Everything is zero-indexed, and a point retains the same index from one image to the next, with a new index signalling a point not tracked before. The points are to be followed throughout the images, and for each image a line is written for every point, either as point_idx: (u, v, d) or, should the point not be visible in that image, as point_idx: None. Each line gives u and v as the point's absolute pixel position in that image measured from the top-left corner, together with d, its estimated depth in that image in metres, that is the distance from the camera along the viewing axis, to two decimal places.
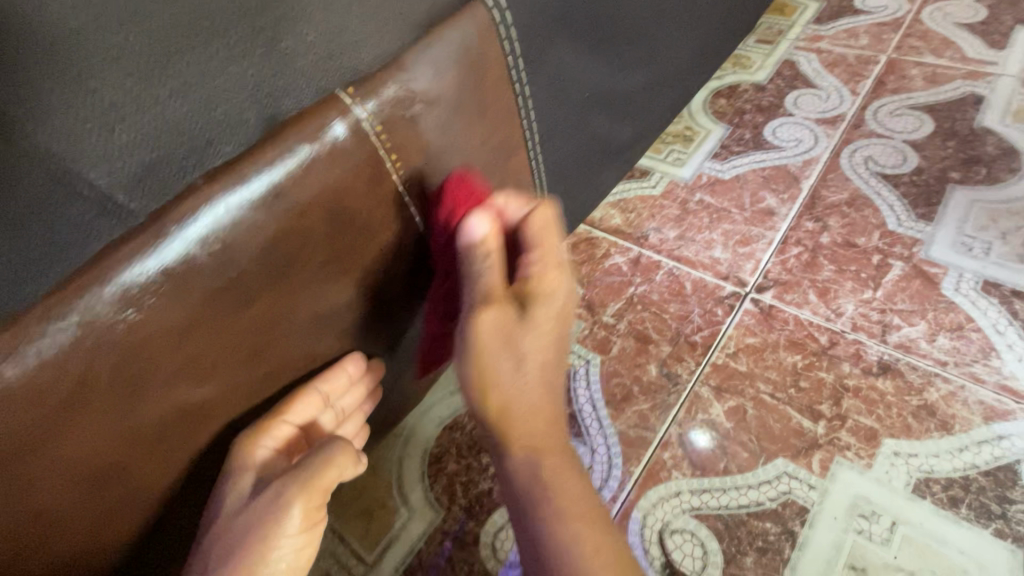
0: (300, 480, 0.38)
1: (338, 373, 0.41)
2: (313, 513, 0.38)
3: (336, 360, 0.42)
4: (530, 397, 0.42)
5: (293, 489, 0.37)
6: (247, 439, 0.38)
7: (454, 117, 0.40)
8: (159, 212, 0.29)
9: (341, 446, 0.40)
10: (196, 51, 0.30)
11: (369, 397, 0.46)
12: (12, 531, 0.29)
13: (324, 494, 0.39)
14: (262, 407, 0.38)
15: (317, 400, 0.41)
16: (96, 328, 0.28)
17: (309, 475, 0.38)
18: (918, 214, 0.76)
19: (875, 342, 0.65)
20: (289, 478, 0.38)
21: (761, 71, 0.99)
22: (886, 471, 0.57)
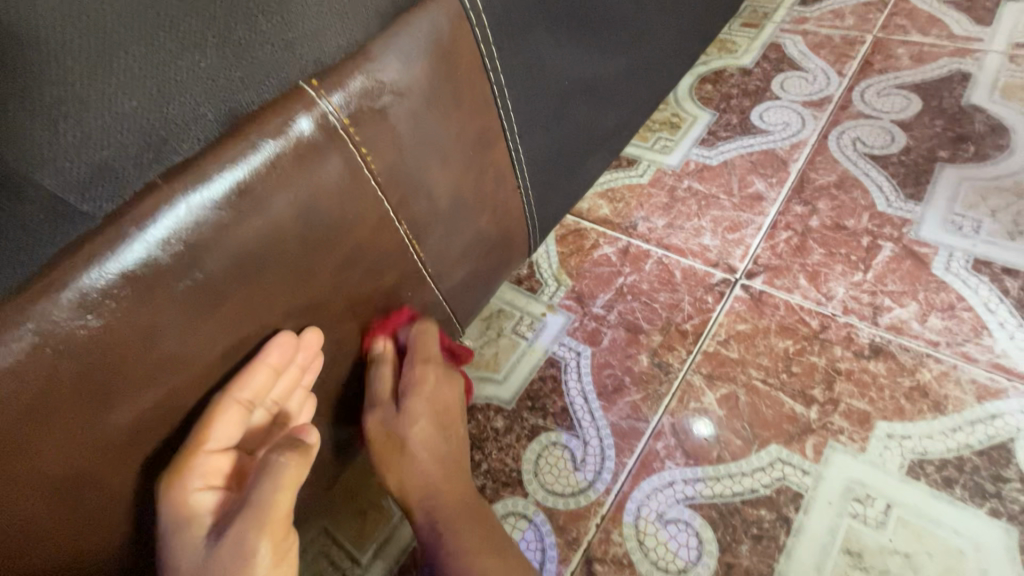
0: (258, 510, 0.36)
1: (260, 372, 0.36)
2: (281, 543, 0.36)
3: (256, 352, 0.36)
4: (438, 456, 0.49)
5: (254, 525, 0.35)
6: (175, 479, 0.34)
7: (426, 108, 0.40)
8: (118, 213, 0.28)
9: (292, 463, 0.37)
10: (141, 43, 0.28)
11: (307, 371, 0.40)
12: None
13: (286, 519, 0.37)
14: (179, 441, 0.34)
15: (239, 410, 0.36)
16: (56, 337, 0.27)
17: (267, 502, 0.36)
18: (907, 194, 0.75)
19: (866, 324, 0.65)
20: (245, 515, 0.35)
21: (747, 55, 0.98)
22: (879, 454, 0.56)
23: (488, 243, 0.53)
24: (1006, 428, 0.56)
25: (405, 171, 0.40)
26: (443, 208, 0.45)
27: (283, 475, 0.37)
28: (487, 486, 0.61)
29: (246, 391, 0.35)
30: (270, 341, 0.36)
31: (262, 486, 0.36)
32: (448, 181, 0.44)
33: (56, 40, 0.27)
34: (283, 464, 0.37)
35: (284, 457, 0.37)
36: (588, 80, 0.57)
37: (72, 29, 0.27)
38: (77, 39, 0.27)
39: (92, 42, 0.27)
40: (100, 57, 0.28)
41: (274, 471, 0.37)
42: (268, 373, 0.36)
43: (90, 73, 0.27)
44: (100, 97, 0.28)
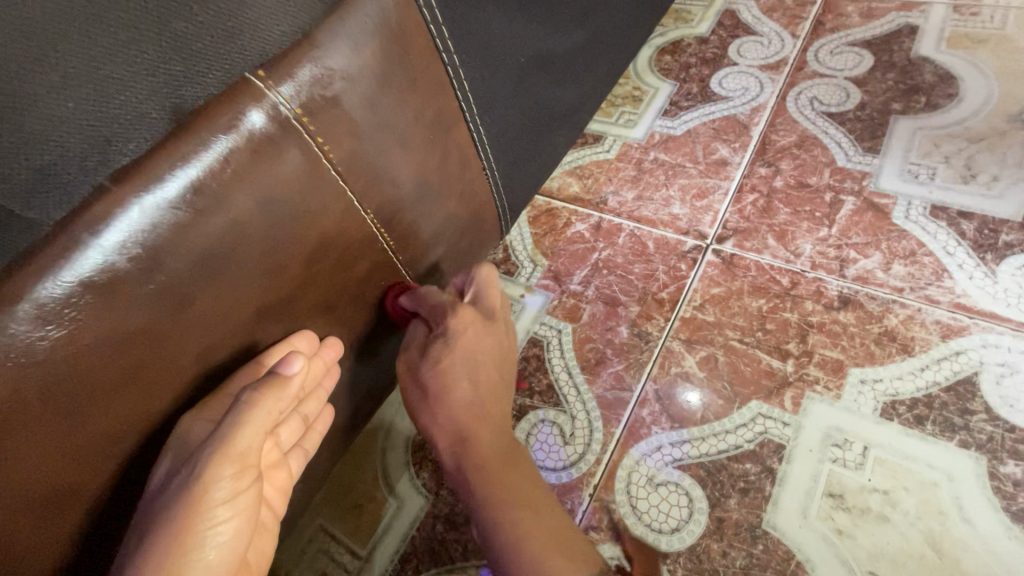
0: (228, 456, 0.34)
1: (286, 349, 0.39)
2: (239, 482, 0.35)
3: (287, 335, 0.39)
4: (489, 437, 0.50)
5: (218, 467, 0.33)
6: (191, 427, 0.34)
7: (380, 93, 0.39)
8: (68, 220, 0.28)
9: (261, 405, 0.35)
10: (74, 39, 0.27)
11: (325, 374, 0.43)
12: None
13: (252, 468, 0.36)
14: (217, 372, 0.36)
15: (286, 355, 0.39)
16: (16, 350, 0.27)
17: (239, 449, 0.34)
18: (865, 148, 0.77)
19: (834, 277, 0.67)
20: (213, 455, 0.33)
21: (702, 23, 0.99)
22: (855, 399, 0.59)
23: (458, 227, 0.53)
24: (970, 362, 0.59)
25: (365, 157, 0.40)
26: (409, 192, 0.45)
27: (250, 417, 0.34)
28: None
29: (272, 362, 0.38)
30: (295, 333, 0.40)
31: (224, 429, 0.33)
32: (411, 166, 0.44)
33: None
34: (267, 409, 0.35)
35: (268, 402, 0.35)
36: (544, 56, 0.56)
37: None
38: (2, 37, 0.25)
39: (17, 38, 0.26)
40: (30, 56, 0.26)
41: (243, 409, 0.34)
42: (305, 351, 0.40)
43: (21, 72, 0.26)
44: (35, 97, 0.27)
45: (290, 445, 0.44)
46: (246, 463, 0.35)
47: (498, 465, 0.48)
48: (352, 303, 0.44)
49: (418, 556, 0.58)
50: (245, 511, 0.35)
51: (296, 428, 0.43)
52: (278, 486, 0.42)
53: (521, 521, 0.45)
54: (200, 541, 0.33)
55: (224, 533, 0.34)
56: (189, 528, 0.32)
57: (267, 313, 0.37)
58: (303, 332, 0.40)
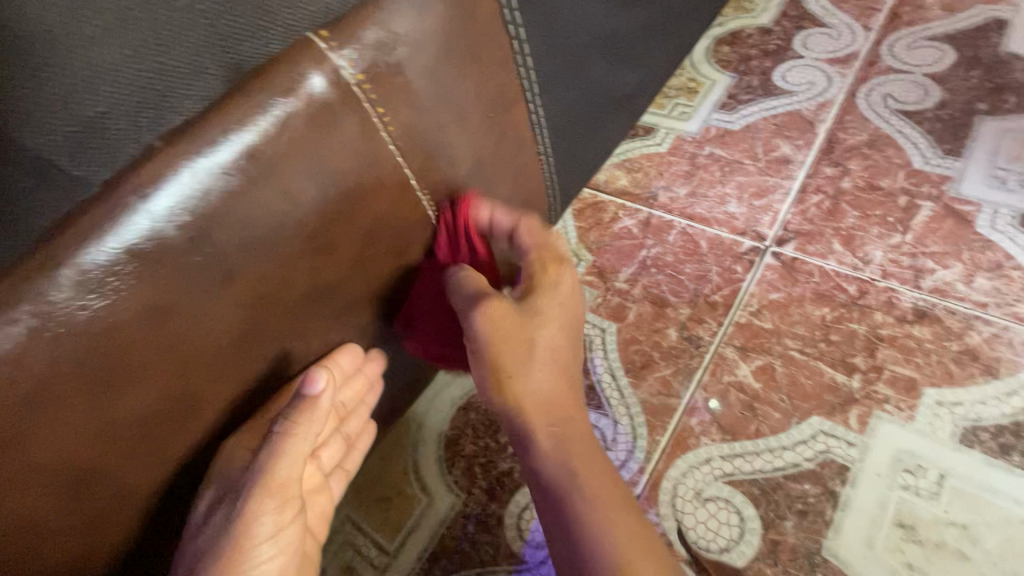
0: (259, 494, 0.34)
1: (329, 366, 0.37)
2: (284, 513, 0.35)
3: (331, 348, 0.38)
4: (535, 388, 0.42)
5: (257, 503, 0.34)
6: (233, 455, 0.34)
7: (443, 63, 0.36)
8: (117, 178, 0.26)
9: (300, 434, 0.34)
10: None
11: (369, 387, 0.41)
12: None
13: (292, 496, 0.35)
14: (263, 357, 0.34)
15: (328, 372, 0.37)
16: (57, 318, 0.25)
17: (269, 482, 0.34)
18: (945, 150, 0.71)
19: (908, 288, 0.61)
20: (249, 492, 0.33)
21: (766, 13, 0.93)
22: (929, 422, 0.54)
23: (510, 214, 0.50)
24: None
25: (424, 134, 0.37)
26: (463, 174, 0.42)
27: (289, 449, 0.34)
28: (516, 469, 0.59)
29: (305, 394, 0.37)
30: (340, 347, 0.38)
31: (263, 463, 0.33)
32: (468, 146, 0.41)
33: None
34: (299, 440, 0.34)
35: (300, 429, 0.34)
36: (608, 37, 0.53)
37: None
38: None
39: None
40: None
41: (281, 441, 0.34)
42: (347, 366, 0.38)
43: (72, 12, 0.24)
44: (87, 42, 0.25)
45: (332, 466, 0.43)
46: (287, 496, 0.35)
47: (549, 414, 0.43)
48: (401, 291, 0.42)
49: (448, 557, 0.56)
50: (289, 544, 0.36)
51: (335, 450, 0.43)
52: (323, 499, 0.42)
53: (605, 512, 0.40)
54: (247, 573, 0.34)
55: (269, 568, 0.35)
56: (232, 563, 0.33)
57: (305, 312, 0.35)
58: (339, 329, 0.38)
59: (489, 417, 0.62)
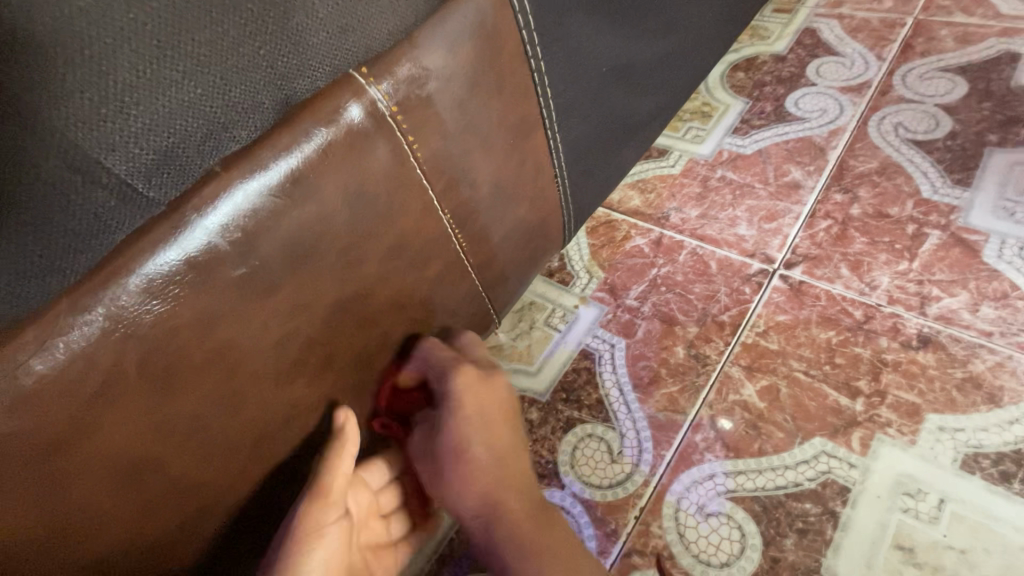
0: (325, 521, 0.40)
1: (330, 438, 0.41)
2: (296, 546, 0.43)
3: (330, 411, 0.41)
4: (494, 475, 0.47)
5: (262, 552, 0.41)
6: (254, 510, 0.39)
7: (469, 95, 0.39)
8: (181, 199, 0.29)
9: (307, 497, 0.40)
10: (207, 28, 0.28)
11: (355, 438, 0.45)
12: (61, 523, 0.30)
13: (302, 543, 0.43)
14: (297, 362, 0.37)
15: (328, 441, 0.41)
16: (124, 320, 0.28)
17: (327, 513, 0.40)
18: (954, 180, 0.72)
19: (914, 314, 0.63)
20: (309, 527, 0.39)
21: (780, 41, 0.96)
22: (931, 447, 0.55)
23: (526, 232, 0.53)
24: None
25: (449, 159, 0.40)
26: (485, 196, 0.45)
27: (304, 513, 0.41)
28: None
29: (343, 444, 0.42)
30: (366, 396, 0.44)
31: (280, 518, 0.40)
32: (490, 170, 0.44)
33: (123, 26, 0.26)
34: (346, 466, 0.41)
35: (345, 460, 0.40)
36: (625, 67, 0.56)
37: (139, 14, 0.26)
38: (144, 23, 0.26)
39: (158, 25, 0.26)
40: (168, 41, 0.27)
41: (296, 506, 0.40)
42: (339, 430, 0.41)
43: (157, 58, 0.27)
44: (167, 82, 0.27)
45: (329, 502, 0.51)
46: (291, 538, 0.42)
47: (533, 532, 0.45)
48: (424, 304, 0.45)
49: None
50: None
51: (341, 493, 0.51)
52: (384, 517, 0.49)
53: None
54: None
55: None
56: None
57: (319, 369, 0.39)
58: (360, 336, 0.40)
59: None
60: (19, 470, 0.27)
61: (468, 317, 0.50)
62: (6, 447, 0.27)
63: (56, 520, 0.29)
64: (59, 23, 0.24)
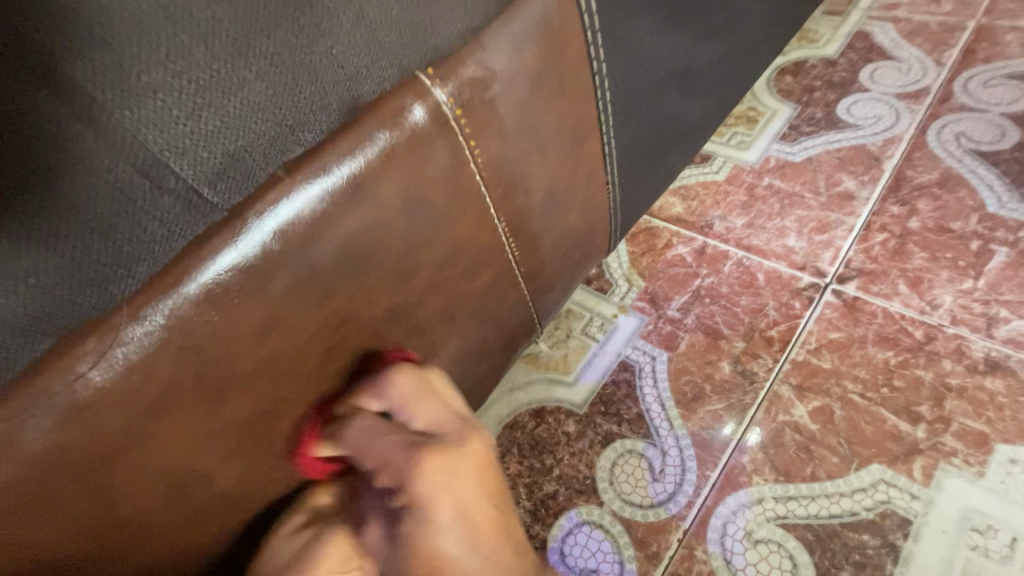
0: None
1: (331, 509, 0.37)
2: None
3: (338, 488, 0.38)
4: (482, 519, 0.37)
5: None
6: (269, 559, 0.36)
7: (531, 98, 0.38)
8: (244, 203, 0.28)
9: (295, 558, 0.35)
10: (282, 28, 0.27)
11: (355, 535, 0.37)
12: (115, 529, 0.29)
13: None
14: (342, 368, 0.36)
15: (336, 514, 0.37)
16: (182, 329, 0.27)
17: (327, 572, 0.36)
18: (1023, 194, 0.68)
19: (979, 337, 0.59)
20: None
21: (831, 44, 0.92)
22: (1001, 480, 0.51)
23: (574, 241, 0.51)
24: None
25: (507, 164, 0.38)
26: (538, 203, 0.43)
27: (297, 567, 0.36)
28: (560, 491, 0.59)
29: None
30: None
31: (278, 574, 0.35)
32: (545, 176, 0.42)
33: (202, 24, 0.25)
34: (365, 528, 0.37)
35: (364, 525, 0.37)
36: (682, 70, 0.53)
37: (219, 13, 0.25)
38: (222, 21, 0.25)
39: (234, 23, 0.25)
40: (243, 40, 0.26)
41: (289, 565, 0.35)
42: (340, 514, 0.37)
43: (231, 56, 0.26)
44: (240, 82, 0.26)
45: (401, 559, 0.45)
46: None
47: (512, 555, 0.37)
48: (474, 315, 0.43)
49: None
50: None
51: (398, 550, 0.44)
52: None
53: None
54: None
55: None
56: None
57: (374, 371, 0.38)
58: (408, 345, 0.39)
59: (536, 437, 0.63)
60: (78, 477, 0.27)
61: (514, 327, 0.49)
62: (67, 457, 0.26)
63: (111, 526, 0.29)
64: (138, 20, 0.23)
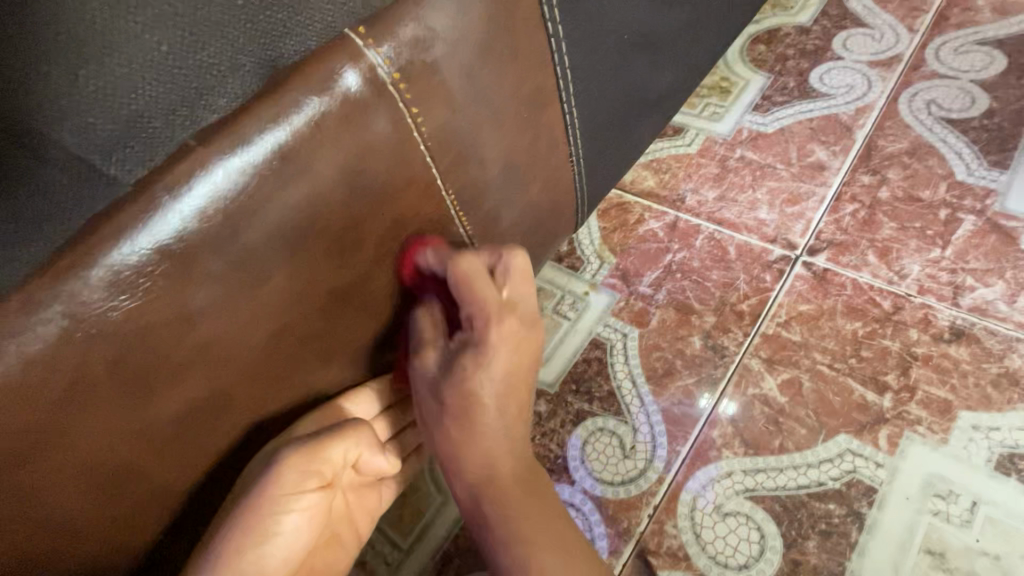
0: (288, 507, 0.35)
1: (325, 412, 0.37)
2: (292, 502, 0.35)
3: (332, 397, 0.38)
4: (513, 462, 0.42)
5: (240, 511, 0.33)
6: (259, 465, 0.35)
7: (480, 62, 0.35)
8: (150, 178, 0.26)
9: (287, 460, 0.34)
10: None
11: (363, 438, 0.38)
12: (35, 528, 0.28)
13: (294, 498, 0.35)
14: (285, 358, 0.34)
15: (330, 410, 0.38)
16: (88, 319, 0.25)
17: (290, 497, 0.35)
18: (991, 162, 0.68)
19: (946, 306, 0.59)
20: (270, 509, 0.34)
21: (804, 12, 0.90)
22: (964, 447, 0.52)
23: (538, 216, 0.49)
24: None
25: (457, 135, 0.36)
26: (495, 176, 0.41)
27: (281, 469, 0.34)
28: None
29: (357, 415, 0.40)
30: (390, 375, 0.42)
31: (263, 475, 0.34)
32: (501, 147, 0.40)
33: None
34: (338, 452, 0.36)
35: (338, 446, 0.36)
36: (646, 35, 0.51)
37: None
38: None
39: None
40: None
41: (274, 465, 0.34)
42: (331, 411, 0.38)
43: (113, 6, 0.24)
44: (126, 37, 0.24)
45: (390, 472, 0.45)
46: (280, 504, 0.34)
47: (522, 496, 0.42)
48: None
49: (462, 556, 0.55)
50: (304, 525, 0.36)
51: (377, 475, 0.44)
52: (365, 508, 0.43)
53: None
54: (276, 533, 0.35)
55: (293, 527, 0.35)
56: (259, 528, 0.34)
57: (325, 355, 0.36)
58: (359, 328, 0.37)
59: None
60: None
61: None
62: None
63: (31, 525, 0.28)
64: None
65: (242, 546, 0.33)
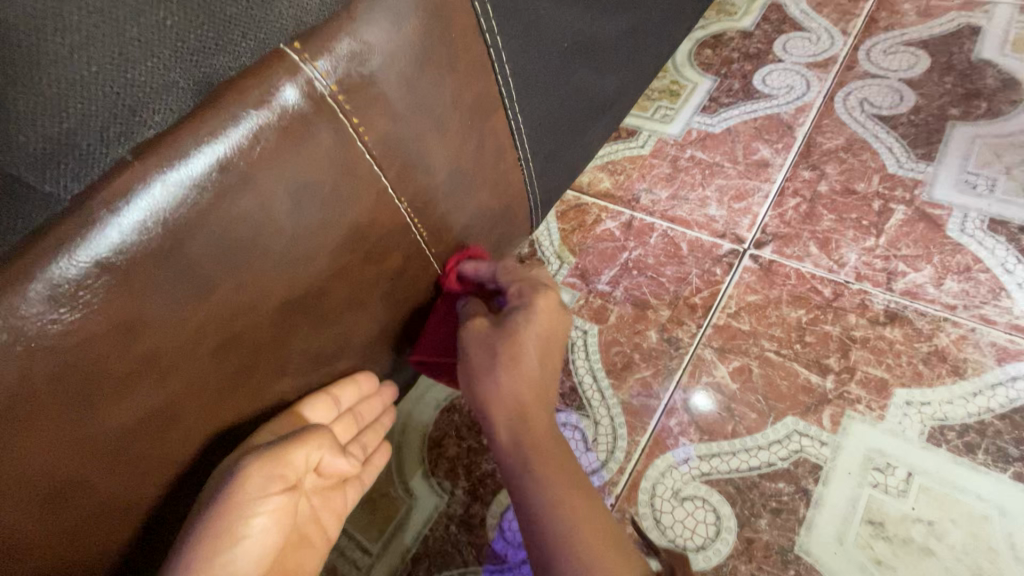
0: (252, 512, 0.36)
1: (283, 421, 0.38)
2: (256, 508, 0.36)
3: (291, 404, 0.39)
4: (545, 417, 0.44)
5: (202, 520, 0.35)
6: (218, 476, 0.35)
7: (419, 73, 0.37)
8: (86, 194, 0.27)
9: (249, 468, 0.35)
10: None
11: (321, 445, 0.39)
12: None
13: (257, 505, 0.36)
14: (238, 364, 0.34)
15: (287, 418, 0.39)
16: (25, 333, 0.26)
17: (254, 502, 0.36)
18: (918, 155, 0.73)
19: (880, 290, 0.63)
20: (235, 516, 0.35)
21: (747, 17, 0.94)
22: (900, 421, 0.55)
23: (490, 219, 0.50)
24: None
25: (401, 143, 0.38)
26: (443, 182, 0.43)
27: (243, 478, 0.35)
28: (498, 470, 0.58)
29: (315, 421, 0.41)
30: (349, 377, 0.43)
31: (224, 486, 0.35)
32: (446, 153, 0.42)
33: None
34: (299, 457, 0.37)
35: (300, 452, 0.37)
36: (588, 43, 0.53)
37: None
38: None
39: None
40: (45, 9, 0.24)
41: (234, 475, 0.35)
42: (290, 419, 0.39)
43: (37, 29, 0.24)
44: (52, 58, 0.25)
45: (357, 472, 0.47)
46: (245, 509, 0.36)
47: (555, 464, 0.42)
48: (383, 299, 0.43)
49: (431, 558, 0.55)
50: (270, 527, 0.37)
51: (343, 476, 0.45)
52: (332, 509, 0.44)
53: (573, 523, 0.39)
54: (242, 539, 0.36)
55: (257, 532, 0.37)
56: (226, 534, 0.35)
57: (280, 361, 0.37)
58: (315, 334, 0.38)
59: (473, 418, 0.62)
60: None
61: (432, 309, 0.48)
62: None
63: None
64: None
65: (209, 554, 0.34)
